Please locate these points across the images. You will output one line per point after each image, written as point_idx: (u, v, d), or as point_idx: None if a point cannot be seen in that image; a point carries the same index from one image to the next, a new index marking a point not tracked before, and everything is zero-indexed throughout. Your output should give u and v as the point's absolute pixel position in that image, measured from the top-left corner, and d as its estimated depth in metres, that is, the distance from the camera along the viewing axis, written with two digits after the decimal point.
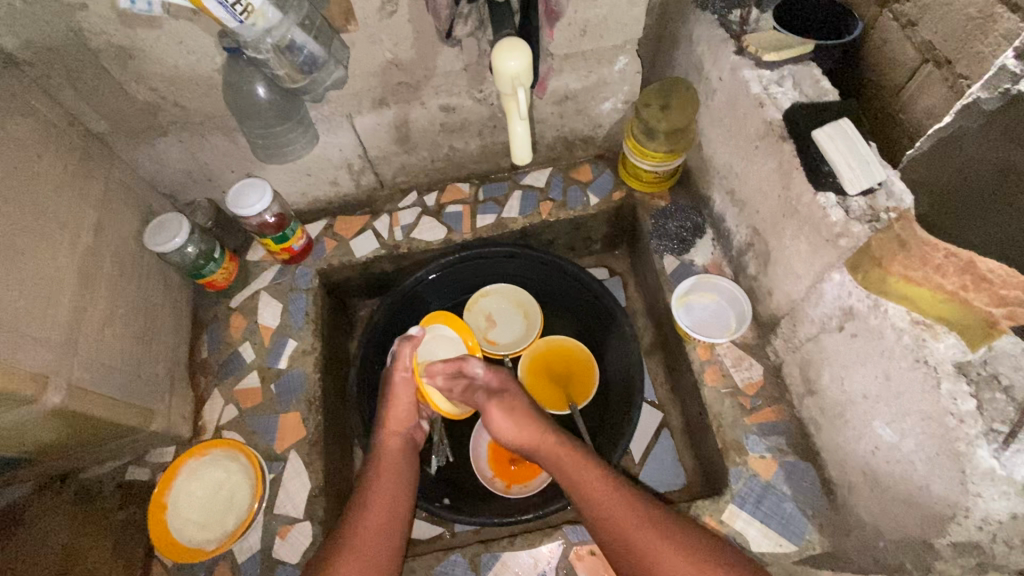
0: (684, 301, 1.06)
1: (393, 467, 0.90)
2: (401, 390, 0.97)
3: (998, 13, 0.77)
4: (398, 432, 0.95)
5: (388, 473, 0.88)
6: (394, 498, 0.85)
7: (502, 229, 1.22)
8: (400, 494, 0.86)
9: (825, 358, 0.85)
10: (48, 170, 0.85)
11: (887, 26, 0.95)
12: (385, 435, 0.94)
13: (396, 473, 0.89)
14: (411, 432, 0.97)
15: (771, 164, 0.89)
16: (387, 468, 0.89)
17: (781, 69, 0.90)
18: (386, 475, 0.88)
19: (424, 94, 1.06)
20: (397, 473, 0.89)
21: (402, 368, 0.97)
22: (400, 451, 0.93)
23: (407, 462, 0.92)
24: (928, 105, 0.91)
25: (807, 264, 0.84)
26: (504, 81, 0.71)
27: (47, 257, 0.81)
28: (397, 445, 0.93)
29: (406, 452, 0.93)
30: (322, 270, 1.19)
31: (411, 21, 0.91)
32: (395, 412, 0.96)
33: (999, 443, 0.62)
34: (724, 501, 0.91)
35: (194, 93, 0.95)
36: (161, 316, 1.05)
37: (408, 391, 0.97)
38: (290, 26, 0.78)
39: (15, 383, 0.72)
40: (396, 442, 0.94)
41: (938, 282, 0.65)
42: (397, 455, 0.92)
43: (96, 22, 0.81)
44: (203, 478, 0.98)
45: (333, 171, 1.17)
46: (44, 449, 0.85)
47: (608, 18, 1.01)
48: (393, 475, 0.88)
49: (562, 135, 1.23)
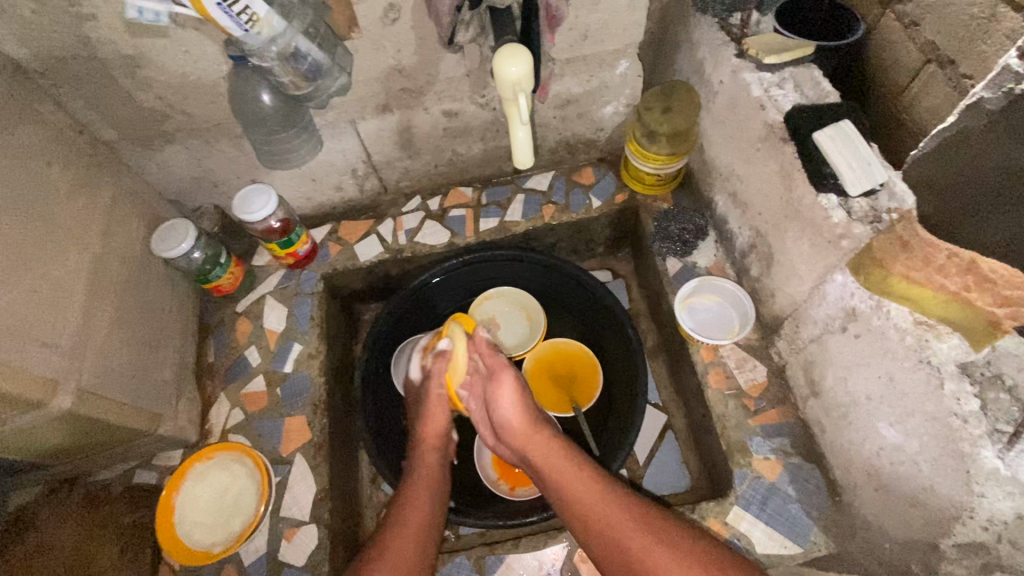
0: (687, 302, 1.07)
1: (430, 477, 0.92)
2: (435, 398, 1.01)
3: (1002, 12, 0.79)
4: (434, 446, 0.98)
5: (426, 483, 0.90)
6: (430, 507, 0.86)
7: (504, 233, 1.22)
8: (435, 503, 0.88)
9: (828, 359, 0.85)
10: (57, 177, 0.86)
11: (889, 26, 0.96)
12: (422, 447, 0.97)
13: (433, 483, 0.91)
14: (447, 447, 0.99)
15: (772, 166, 0.89)
16: (423, 477, 0.91)
17: (782, 71, 0.91)
18: (423, 484, 0.90)
19: (427, 99, 1.07)
20: (434, 484, 0.91)
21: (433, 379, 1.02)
22: (438, 463, 0.95)
23: (443, 473, 0.94)
24: (932, 105, 0.93)
25: (810, 265, 0.84)
26: (506, 88, 0.71)
27: (57, 264, 0.82)
28: (434, 457, 0.96)
29: (442, 464, 0.96)
30: (327, 274, 1.20)
31: (414, 28, 0.92)
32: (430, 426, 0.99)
33: (1003, 443, 0.62)
34: (728, 503, 0.90)
35: (200, 101, 0.96)
36: (168, 320, 1.06)
37: (441, 404, 1.01)
38: (295, 34, 0.79)
39: (25, 388, 0.73)
40: (432, 455, 0.96)
41: (940, 282, 0.65)
42: (434, 467, 0.94)
43: (103, 33, 0.83)
44: (211, 480, 0.99)
45: (337, 176, 1.18)
46: (53, 452, 0.86)
47: (609, 22, 1.01)
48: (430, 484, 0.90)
49: (564, 139, 1.24)
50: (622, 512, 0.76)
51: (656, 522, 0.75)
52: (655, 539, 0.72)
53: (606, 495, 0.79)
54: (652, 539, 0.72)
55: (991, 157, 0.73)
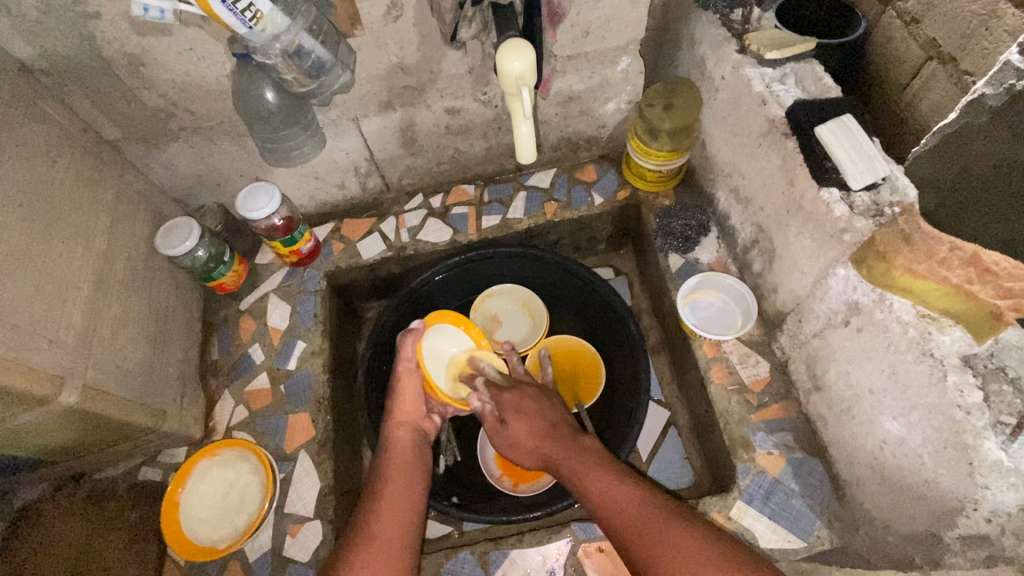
0: (689, 298, 1.07)
1: (404, 456, 0.91)
2: (407, 381, 1.00)
3: (1003, 9, 0.79)
4: (405, 423, 0.97)
5: (399, 462, 0.90)
6: (407, 489, 0.85)
7: (507, 230, 1.23)
8: (415, 481, 0.87)
9: (832, 354, 0.85)
10: (62, 175, 0.87)
11: (891, 24, 0.97)
12: (393, 428, 0.96)
13: (408, 463, 0.90)
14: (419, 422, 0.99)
15: (773, 161, 0.89)
16: (398, 459, 0.90)
17: (784, 67, 0.91)
18: (397, 464, 0.89)
19: (429, 97, 1.08)
20: (409, 463, 0.90)
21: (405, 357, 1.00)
22: (410, 441, 0.94)
23: (418, 450, 0.93)
24: (933, 102, 0.93)
25: (812, 259, 0.85)
26: (508, 82, 0.72)
27: (62, 261, 0.83)
28: (406, 436, 0.95)
29: (417, 441, 0.95)
30: (330, 272, 1.21)
31: (416, 25, 0.93)
32: (401, 404, 0.98)
33: (1007, 434, 0.63)
34: (732, 498, 0.91)
35: (204, 99, 0.97)
36: (172, 318, 1.07)
37: (412, 386, 1.00)
38: (298, 31, 0.79)
39: (32, 383, 0.73)
40: (405, 432, 0.95)
41: (943, 275, 0.64)
42: (408, 446, 0.93)
43: (108, 31, 0.83)
44: (217, 476, 0.99)
45: (340, 174, 1.18)
46: (58, 448, 0.87)
47: (611, 18, 1.02)
48: (404, 462, 0.90)
49: (566, 136, 1.24)
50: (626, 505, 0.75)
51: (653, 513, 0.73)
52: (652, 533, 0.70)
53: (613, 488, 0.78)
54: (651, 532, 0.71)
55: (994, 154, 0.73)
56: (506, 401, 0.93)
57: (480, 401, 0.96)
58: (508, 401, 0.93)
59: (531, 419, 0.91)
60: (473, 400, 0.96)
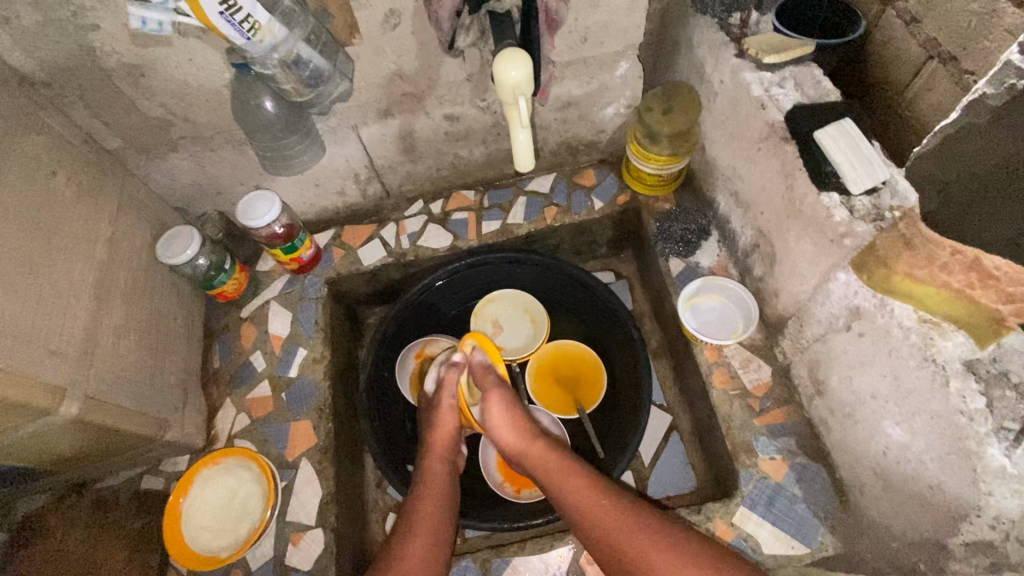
0: (690, 303, 1.07)
1: (437, 488, 0.91)
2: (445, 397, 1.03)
3: (1003, 8, 0.79)
4: (442, 459, 0.97)
5: (432, 493, 0.89)
6: (439, 519, 0.85)
7: (507, 235, 1.23)
8: (445, 515, 0.87)
9: (834, 359, 0.84)
10: (64, 186, 0.87)
11: (892, 23, 0.97)
12: (430, 461, 0.96)
13: (440, 492, 0.90)
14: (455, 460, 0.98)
15: (773, 166, 0.89)
16: (432, 488, 0.90)
17: (782, 70, 0.91)
18: (431, 495, 0.89)
19: (428, 103, 1.08)
20: (443, 495, 0.90)
21: (449, 381, 1.04)
22: (444, 475, 0.94)
23: (450, 484, 0.93)
24: (935, 101, 0.94)
25: (813, 264, 0.84)
26: (506, 91, 0.72)
27: (63, 271, 0.83)
28: (441, 469, 0.95)
29: (450, 474, 0.95)
30: (330, 279, 1.21)
31: (414, 33, 0.93)
32: (436, 439, 0.99)
33: (1010, 441, 0.62)
34: (734, 504, 0.90)
35: (203, 108, 0.97)
36: (173, 327, 1.07)
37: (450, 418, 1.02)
38: (296, 41, 0.80)
39: (33, 395, 0.73)
40: (439, 466, 0.95)
41: (944, 280, 0.64)
42: (442, 479, 0.93)
43: (107, 43, 0.84)
44: (217, 486, 0.99)
45: (340, 181, 1.19)
46: (59, 458, 0.87)
47: (609, 24, 1.02)
48: (438, 495, 0.89)
49: (565, 140, 1.24)
50: (609, 511, 0.77)
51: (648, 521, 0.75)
52: (646, 535, 0.73)
53: (596, 497, 0.79)
54: (643, 534, 0.73)
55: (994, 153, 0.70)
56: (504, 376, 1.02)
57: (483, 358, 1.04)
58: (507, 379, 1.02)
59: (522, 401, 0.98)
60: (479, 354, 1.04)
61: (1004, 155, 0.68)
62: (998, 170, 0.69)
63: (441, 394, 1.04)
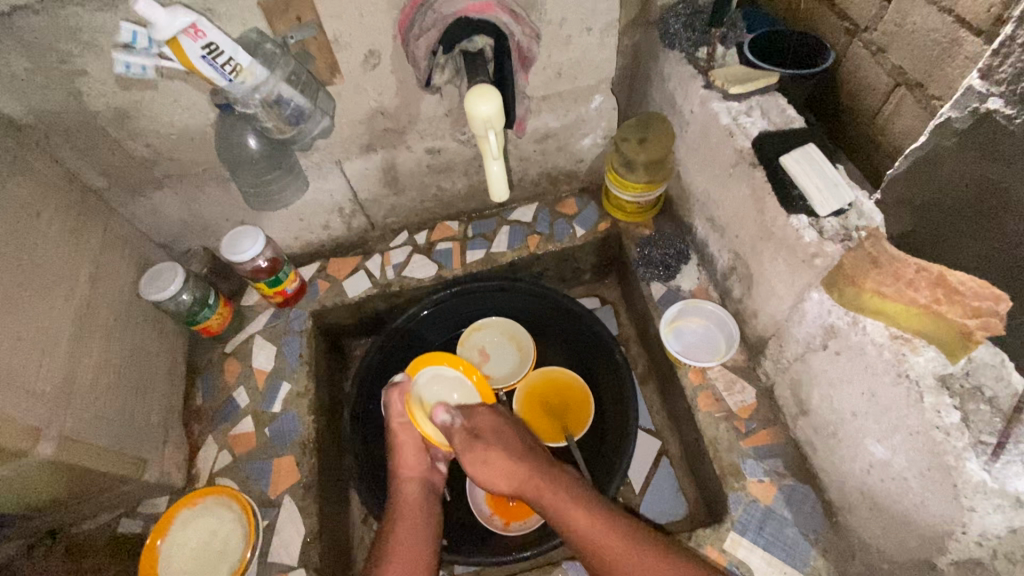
0: (673, 326, 1.08)
1: (413, 513, 0.92)
2: (407, 437, 0.99)
3: (962, 37, 0.84)
4: (413, 477, 0.97)
5: (408, 519, 0.91)
6: (417, 543, 0.87)
7: (492, 264, 1.24)
8: (422, 539, 0.88)
9: (814, 378, 0.85)
10: (47, 226, 0.88)
11: (859, 53, 1.02)
12: (400, 483, 0.96)
13: (416, 520, 0.91)
14: (427, 475, 0.98)
15: (744, 190, 0.92)
16: (409, 516, 0.91)
17: (748, 100, 0.94)
18: (406, 520, 0.90)
19: (410, 138, 1.11)
20: (416, 518, 0.91)
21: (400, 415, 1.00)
22: (418, 495, 0.95)
23: (427, 506, 0.94)
24: (905, 126, 0.98)
25: (788, 284, 0.86)
26: (476, 124, 0.74)
27: (42, 310, 0.82)
28: (414, 491, 0.95)
29: (424, 495, 0.95)
30: (315, 311, 1.21)
31: (394, 72, 0.96)
32: (404, 461, 0.98)
33: (988, 455, 0.62)
34: (725, 529, 0.89)
35: (188, 147, 0.99)
36: (155, 363, 1.05)
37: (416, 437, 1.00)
38: (278, 82, 0.83)
39: (8, 437, 0.72)
40: (412, 488, 0.95)
41: (910, 296, 0.68)
42: (417, 500, 0.94)
43: (94, 86, 0.86)
44: (196, 528, 0.95)
45: (325, 215, 1.20)
46: (33, 504, 0.84)
47: (582, 60, 1.06)
48: (414, 521, 0.91)
49: (546, 170, 1.28)
50: (605, 537, 0.80)
51: (635, 546, 0.78)
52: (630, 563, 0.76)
53: (584, 522, 0.82)
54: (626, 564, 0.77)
55: (971, 175, 0.70)
56: (477, 421, 0.96)
57: (445, 414, 0.96)
58: (478, 423, 0.96)
59: (505, 440, 0.93)
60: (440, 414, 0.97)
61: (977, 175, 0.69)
62: (972, 188, 0.70)
63: (390, 415, 1.00)
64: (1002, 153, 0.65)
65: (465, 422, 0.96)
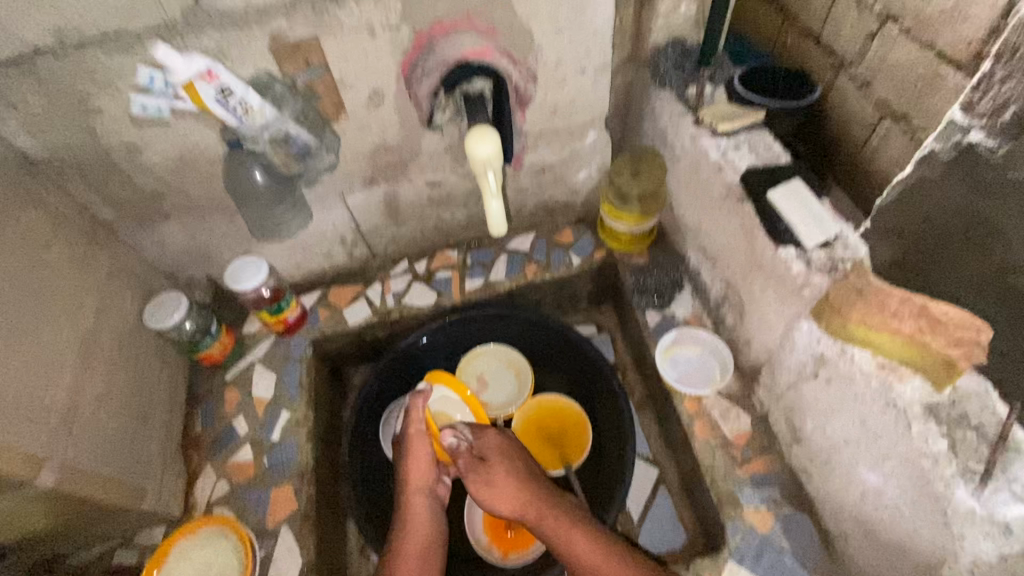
0: (669, 354, 1.10)
1: (422, 529, 0.93)
2: (420, 444, 0.98)
3: (944, 72, 0.89)
4: (422, 491, 0.97)
5: (418, 536, 0.92)
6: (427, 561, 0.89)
7: (491, 291, 1.27)
8: (431, 557, 0.90)
9: (806, 406, 0.86)
10: (56, 257, 0.90)
11: (845, 87, 1.08)
12: (410, 496, 0.96)
13: (425, 536, 0.92)
14: (435, 488, 0.98)
15: (734, 223, 0.95)
16: (418, 532, 0.92)
17: (738, 135, 0.98)
18: (415, 536, 0.92)
19: (411, 172, 1.14)
20: (425, 535, 0.92)
21: (416, 420, 1.00)
22: (426, 507, 0.96)
23: (435, 522, 0.95)
24: (891, 156, 1.03)
25: (779, 313, 0.88)
26: (477, 164, 0.77)
27: (48, 340, 0.84)
28: (422, 504, 0.96)
29: (432, 508, 0.96)
30: (315, 339, 1.23)
31: (397, 110, 1.00)
32: (413, 475, 0.97)
33: (976, 483, 0.63)
34: (723, 558, 0.89)
35: (197, 181, 1.02)
36: (156, 392, 1.06)
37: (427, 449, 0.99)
38: (285, 121, 0.90)
39: (10, 466, 0.73)
40: (421, 501, 0.96)
41: (896, 326, 0.70)
42: (425, 515, 0.95)
43: (110, 124, 0.90)
44: (194, 559, 0.95)
45: (327, 245, 1.23)
46: (31, 534, 0.84)
47: (577, 99, 1.11)
48: (422, 539, 0.92)
49: (543, 202, 1.31)
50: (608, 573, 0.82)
51: None
52: None
53: (589, 556, 0.84)
54: None
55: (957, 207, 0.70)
56: (486, 444, 0.98)
57: (456, 439, 0.98)
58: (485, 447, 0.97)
59: (512, 467, 0.95)
60: (448, 437, 0.99)
61: (965, 207, 0.69)
62: (960, 220, 0.70)
63: (411, 418, 1.00)
64: (987, 183, 0.66)
65: (475, 444, 0.98)
